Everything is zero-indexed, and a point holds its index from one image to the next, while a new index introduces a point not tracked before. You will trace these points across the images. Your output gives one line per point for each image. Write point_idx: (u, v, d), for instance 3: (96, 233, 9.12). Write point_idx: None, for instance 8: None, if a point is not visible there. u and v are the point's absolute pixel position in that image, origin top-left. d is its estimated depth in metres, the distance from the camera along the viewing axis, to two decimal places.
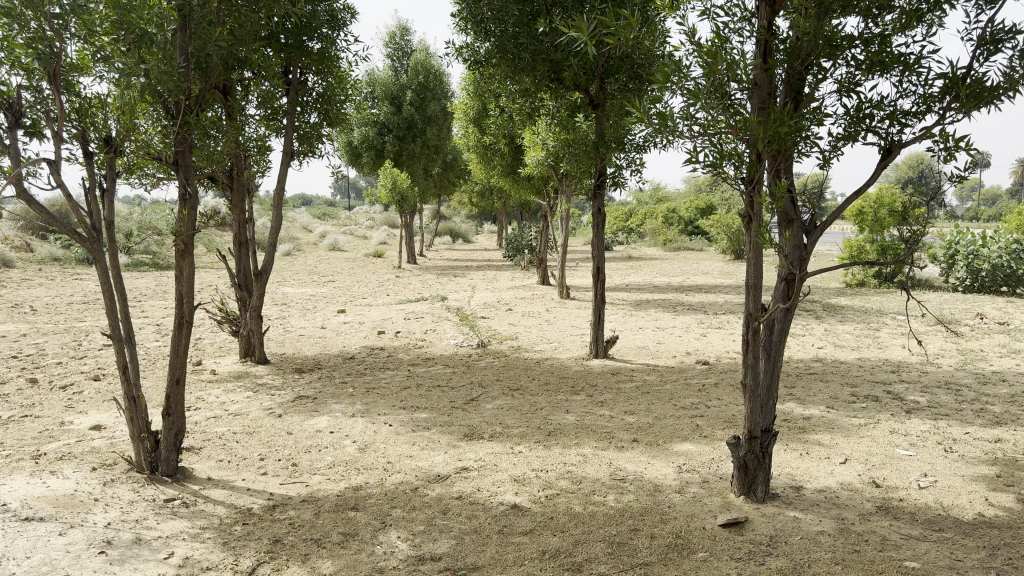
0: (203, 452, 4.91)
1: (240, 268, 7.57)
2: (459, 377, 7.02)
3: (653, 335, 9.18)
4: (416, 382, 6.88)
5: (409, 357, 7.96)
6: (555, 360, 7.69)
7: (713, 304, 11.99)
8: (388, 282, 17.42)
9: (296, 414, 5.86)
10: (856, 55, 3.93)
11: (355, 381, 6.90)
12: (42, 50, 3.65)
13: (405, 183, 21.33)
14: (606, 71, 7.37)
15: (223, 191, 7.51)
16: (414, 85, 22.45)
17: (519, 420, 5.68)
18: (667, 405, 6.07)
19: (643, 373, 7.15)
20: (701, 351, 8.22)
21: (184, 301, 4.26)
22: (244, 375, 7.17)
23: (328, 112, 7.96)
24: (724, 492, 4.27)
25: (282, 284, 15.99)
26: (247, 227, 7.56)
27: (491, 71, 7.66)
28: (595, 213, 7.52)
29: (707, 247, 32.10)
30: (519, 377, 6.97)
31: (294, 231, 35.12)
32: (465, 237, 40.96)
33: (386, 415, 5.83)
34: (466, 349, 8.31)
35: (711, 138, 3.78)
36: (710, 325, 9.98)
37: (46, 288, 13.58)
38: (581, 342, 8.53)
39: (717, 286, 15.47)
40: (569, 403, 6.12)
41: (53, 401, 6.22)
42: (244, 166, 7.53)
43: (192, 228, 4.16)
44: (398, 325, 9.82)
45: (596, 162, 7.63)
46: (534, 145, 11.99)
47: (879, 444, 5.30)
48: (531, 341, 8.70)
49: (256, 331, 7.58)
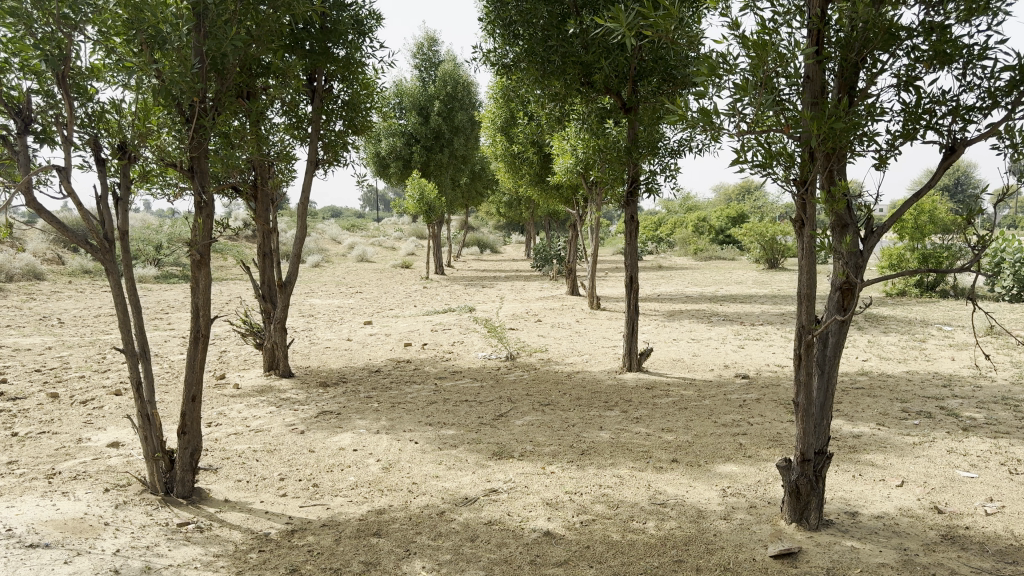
0: (221, 471, 4.70)
1: (263, 279, 7.37)
2: (488, 391, 6.76)
3: (688, 347, 8.86)
4: (443, 396, 6.63)
5: (436, 370, 7.72)
6: (587, 373, 7.41)
7: (749, 314, 11.60)
8: (416, 293, 17.25)
9: (318, 430, 5.63)
10: (914, 47, 3.63)
11: (380, 395, 6.67)
12: (50, 52, 3.49)
13: (433, 193, 21.19)
14: (639, 73, 7.10)
15: (247, 202, 7.35)
16: (442, 95, 22.32)
17: (550, 437, 5.40)
18: (707, 423, 5.75)
19: (679, 387, 6.83)
20: (739, 364, 7.88)
21: (201, 313, 4.07)
22: (267, 389, 6.98)
23: (353, 120, 7.77)
24: (774, 519, 3.96)
25: (310, 296, 15.90)
26: (271, 237, 7.34)
27: (518, 75, 7.37)
28: (627, 220, 7.24)
29: (739, 257, 31.55)
30: (549, 392, 6.69)
31: (323, 242, 35.28)
32: (493, 248, 40.81)
33: (411, 432, 5.59)
34: (495, 362, 8.06)
35: (760, 136, 3.47)
36: (748, 336, 9.63)
37: (75, 300, 13.62)
38: (613, 355, 8.23)
39: (752, 297, 15.04)
40: (603, 420, 5.82)
41: (73, 417, 6.08)
42: (268, 175, 7.36)
43: (208, 238, 3.97)
44: (425, 337, 9.60)
45: (628, 168, 7.35)
46: (562, 152, 11.73)
47: (937, 465, 4.93)
48: (562, 354, 8.43)
49: (281, 343, 7.39)
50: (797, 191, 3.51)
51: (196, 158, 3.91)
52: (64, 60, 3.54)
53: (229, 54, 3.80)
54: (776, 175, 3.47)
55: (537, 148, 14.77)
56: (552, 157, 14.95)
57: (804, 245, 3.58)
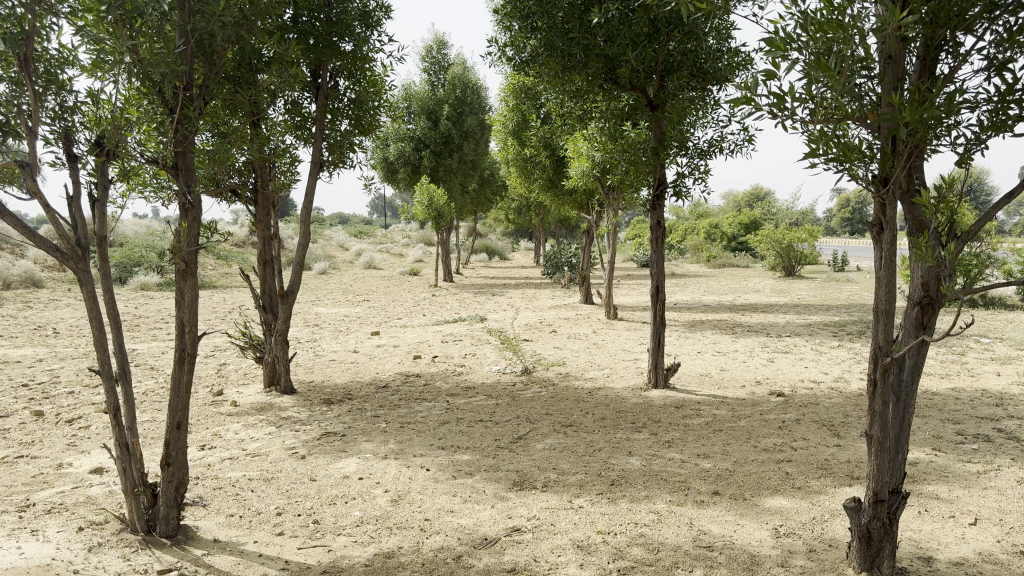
0: (211, 505, 4.22)
1: (264, 289, 6.89)
2: (504, 410, 6.26)
3: (714, 361, 8.34)
4: (456, 415, 6.14)
5: (448, 386, 7.23)
6: (609, 390, 6.90)
7: (774, 325, 11.07)
8: (424, 301, 16.79)
9: (321, 454, 5.15)
10: (1007, 23, 3.13)
11: (387, 414, 6.18)
12: (10, 29, 3.08)
13: (442, 199, 20.75)
14: (667, 67, 6.62)
15: (248, 207, 6.93)
16: (451, 99, 21.91)
17: (574, 464, 4.90)
18: (747, 449, 5.24)
19: (711, 406, 6.32)
20: (772, 380, 7.37)
21: (186, 330, 3.61)
22: (267, 407, 6.50)
23: (360, 119, 7.30)
24: (840, 568, 3.44)
25: (316, 304, 15.47)
26: (273, 244, 6.87)
27: (535, 69, 6.83)
28: (653, 225, 6.75)
29: (753, 264, 31.00)
30: (571, 410, 6.19)
31: (330, 250, 34.79)
32: (502, 255, 40.40)
33: (422, 457, 5.09)
34: (510, 377, 7.56)
35: (833, 125, 2.97)
36: (776, 349, 9.10)
37: (74, 309, 13.21)
38: (636, 369, 7.72)
39: (773, 306, 14.51)
40: (631, 444, 5.32)
41: (55, 438, 5.61)
42: (270, 177, 6.95)
43: (195, 243, 3.51)
44: (435, 348, 9.11)
45: (655, 168, 6.85)
46: (578, 155, 11.27)
47: (1011, 499, 4.39)
48: (581, 368, 7.92)
49: (282, 357, 6.91)
50: (876, 190, 3.03)
51: (181, 156, 3.47)
52: (27, 39, 3.14)
53: (218, 34, 3.38)
54: (853, 171, 2.98)
55: (550, 152, 14.28)
56: (566, 161, 14.48)
57: (883, 252, 3.09)
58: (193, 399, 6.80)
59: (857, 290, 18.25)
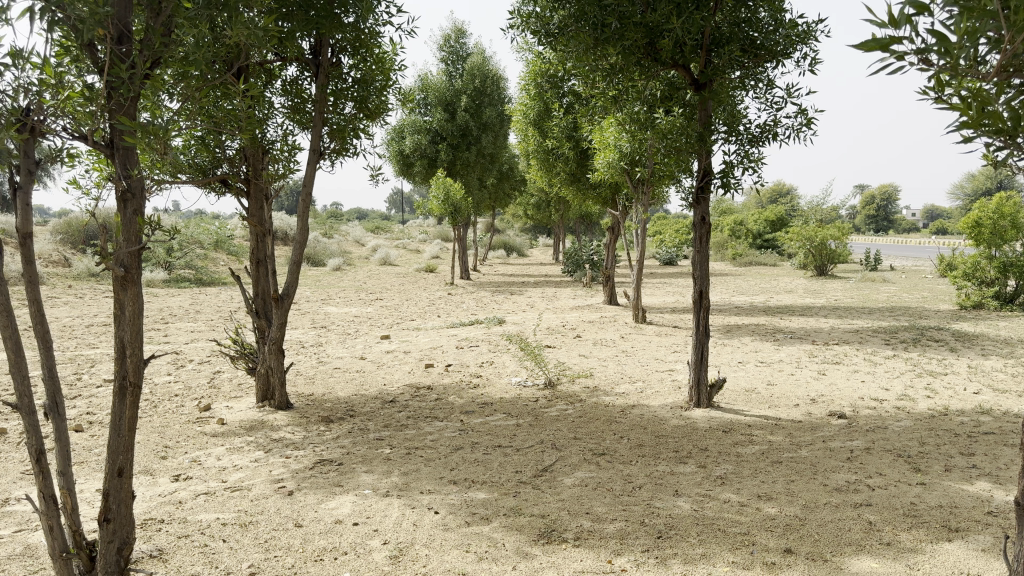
0: (171, 561, 3.46)
1: (257, 291, 6.11)
2: (527, 432, 5.47)
3: (757, 374, 7.49)
4: (470, 438, 5.34)
5: (463, 401, 6.45)
6: (645, 409, 6.07)
7: (818, 331, 10.18)
8: (440, 300, 16.04)
9: (313, 490, 4.38)
10: None
11: (393, 437, 5.40)
12: None
13: (459, 194, 19.96)
14: (715, 41, 5.79)
15: (240, 199, 6.18)
16: (469, 90, 21.10)
17: (611, 507, 4.08)
18: (816, 492, 4.40)
19: (764, 432, 5.50)
20: (828, 399, 6.52)
21: (128, 352, 2.87)
22: (258, 425, 5.75)
23: (366, 101, 6.51)
24: None
25: (326, 304, 14.75)
26: (267, 241, 6.08)
27: (562, 43, 5.91)
28: (697, 222, 5.91)
29: (779, 262, 29.94)
30: (603, 434, 5.39)
31: (345, 245, 34.17)
32: (519, 252, 39.76)
33: (430, 495, 4.29)
34: (531, 391, 6.78)
35: (992, 87, 2.17)
36: (826, 361, 8.22)
37: (71, 307, 12.56)
38: (673, 383, 6.91)
39: (811, 308, 13.59)
40: (677, 480, 4.51)
41: (10, 465, 4.87)
42: (263, 165, 6.18)
43: (135, 243, 2.76)
44: (449, 356, 8.34)
45: (700, 156, 6.00)
46: (604, 146, 10.55)
47: None
48: (610, 381, 7.10)
49: (276, 369, 6.08)
50: None
51: (118, 133, 2.71)
52: None
53: None
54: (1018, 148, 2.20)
55: (573, 143, 13.44)
56: (590, 153, 13.65)
57: None
58: (177, 416, 6.05)
59: (895, 292, 17.25)
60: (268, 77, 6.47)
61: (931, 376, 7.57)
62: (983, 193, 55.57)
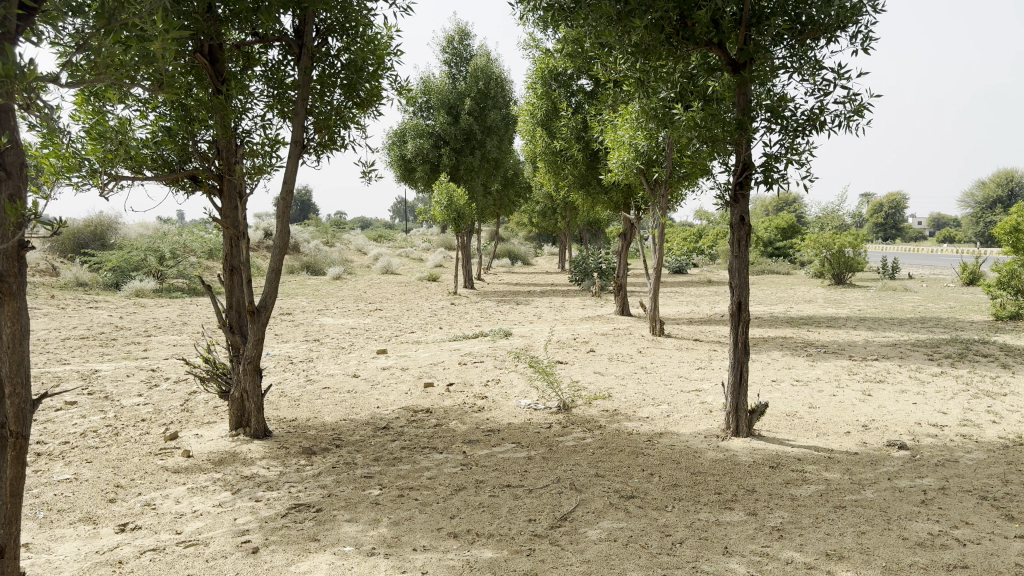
0: None
1: (230, 303, 5.33)
2: (540, 466, 4.69)
3: (796, 397, 6.69)
4: (474, 475, 4.54)
5: (466, 428, 5.67)
6: (675, 438, 5.28)
7: (853, 345, 9.36)
8: (443, 310, 15.28)
9: (284, 546, 3.60)
10: None
11: (385, 473, 4.62)
12: None
13: (463, 200, 19.21)
14: (757, 15, 5.03)
15: (211, 198, 5.42)
16: (473, 92, 20.40)
17: (648, 572, 3.28)
18: (896, 548, 3.59)
19: (818, 469, 4.70)
20: (882, 427, 5.71)
21: (6, 392, 2.61)
22: (230, 458, 4.97)
23: (356, 88, 5.73)
24: None
25: (322, 314, 13.99)
26: (241, 245, 5.31)
27: (580, 17, 5.16)
28: (735, 223, 5.14)
29: (793, 270, 29.11)
30: (630, 470, 4.60)
31: (347, 254, 33.49)
32: (525, 261, 39.00)
33: (425, 553, 3.50)
34: (544, 415, 6.00)
35: None
36: (868, 380, 7.40)
37: (49, 319, 11.81)
38: (704, 406, 6.12)
39: (836, 319, 12.76)
40: (725, 533, 3.72)
41: None
42: (236, 158, 5.41)
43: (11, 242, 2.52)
44: (452, 373, 7.56)
45: (739, 148, 5.22)
46: (618, 145, 9.84)
47: None
48: (632, 403, 6.30)
49: (252, 392, 5.31)
50: None
51: None
52: None
53: None
54: None
55: (582, 145, 12.67)
56: (600, 154, 12.91)
57: None
58: (138, 446, 5.27)
59: (919, 301, 16.40)
60: (245, 62, 5.73)
61: (990, 396, 6.75)
62: (995, 201, 54.75)
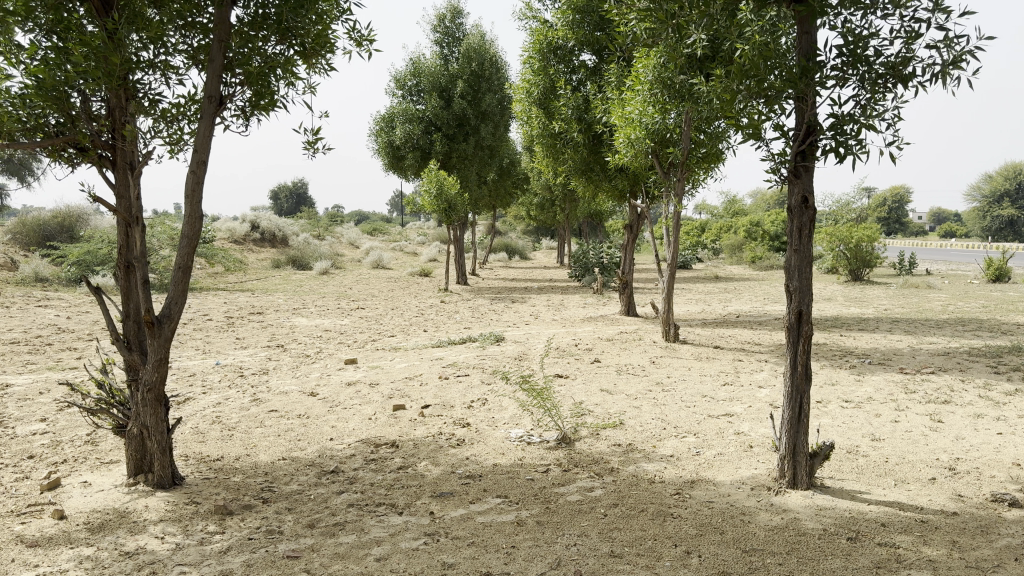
0: None
1: (127, 309, 4.03)
2: (532, 539, 3.40)
3: (851, 425, 5.43)
4: (441, 555, 3.25)
5: (438, 471, 4.38)
6: (714, 492, 3.99)
7: (898, 353, 8.09)
8: (431, 309, 14.01)
9: None
10: None
11: (318, 550, 3.33)
12: None
13: (454, 188, 17.90)
14: None
15: (102, 171, 4.14)
16: (466, 74, 19.12)
17: None
18: None
19: (914, 543, 3.41)
20: (975, 472, 4.41)
21: None
22: (116, 523, 3.66)
23: (295, 29, 4.40)
24: None
25: (297, 314, 12.71)
26: (139, 232, 4.03)
27: None
28: (796, 207, 3.89)
29: None
30: (659, 548, 3.30)
31: (339, 248, 32.26)
32: (523, 254, 37.83)
33: None
34: (539, 452, 4.72)
35: None
36: (930, 401, 6.11)
37: None
38: (741, 441, 4.84)
39: (867, 321, 11.52)
40: None
41: None
42: (128, 119, 4.10)
43: None
44: (430, 391, 6.30)
45: (800, 104, 3.89)
46: (626, 123, 8.56)
47: None
48: (649, 435, 5.02)
49: (155, 429, 4.03)
50: None
51: None
52: None
53: None
54: None
55: (583, 126, 11.32)
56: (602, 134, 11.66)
57: None
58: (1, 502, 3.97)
59: (947, 300, 15.09)
60: None
61: None
62: (1001, 196, 53.50)
